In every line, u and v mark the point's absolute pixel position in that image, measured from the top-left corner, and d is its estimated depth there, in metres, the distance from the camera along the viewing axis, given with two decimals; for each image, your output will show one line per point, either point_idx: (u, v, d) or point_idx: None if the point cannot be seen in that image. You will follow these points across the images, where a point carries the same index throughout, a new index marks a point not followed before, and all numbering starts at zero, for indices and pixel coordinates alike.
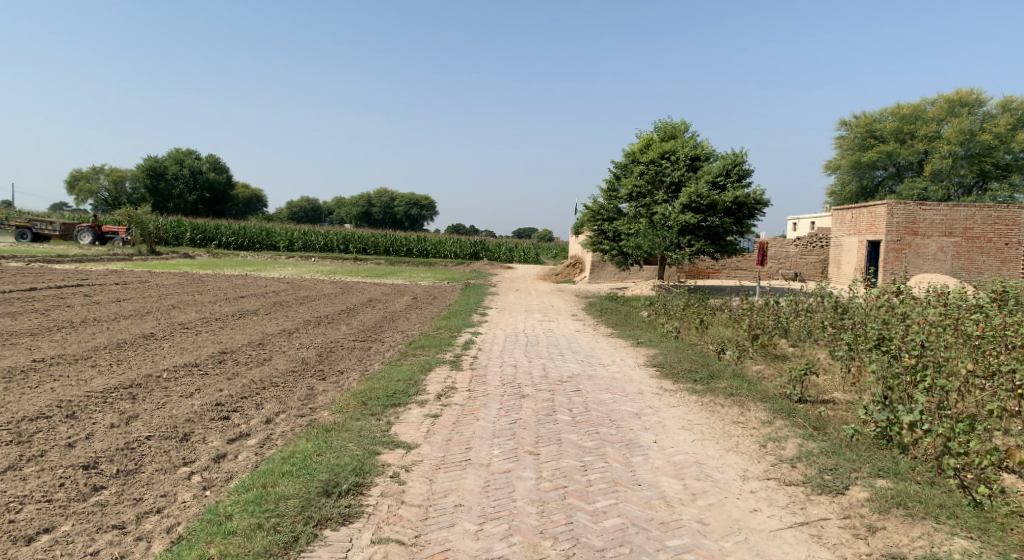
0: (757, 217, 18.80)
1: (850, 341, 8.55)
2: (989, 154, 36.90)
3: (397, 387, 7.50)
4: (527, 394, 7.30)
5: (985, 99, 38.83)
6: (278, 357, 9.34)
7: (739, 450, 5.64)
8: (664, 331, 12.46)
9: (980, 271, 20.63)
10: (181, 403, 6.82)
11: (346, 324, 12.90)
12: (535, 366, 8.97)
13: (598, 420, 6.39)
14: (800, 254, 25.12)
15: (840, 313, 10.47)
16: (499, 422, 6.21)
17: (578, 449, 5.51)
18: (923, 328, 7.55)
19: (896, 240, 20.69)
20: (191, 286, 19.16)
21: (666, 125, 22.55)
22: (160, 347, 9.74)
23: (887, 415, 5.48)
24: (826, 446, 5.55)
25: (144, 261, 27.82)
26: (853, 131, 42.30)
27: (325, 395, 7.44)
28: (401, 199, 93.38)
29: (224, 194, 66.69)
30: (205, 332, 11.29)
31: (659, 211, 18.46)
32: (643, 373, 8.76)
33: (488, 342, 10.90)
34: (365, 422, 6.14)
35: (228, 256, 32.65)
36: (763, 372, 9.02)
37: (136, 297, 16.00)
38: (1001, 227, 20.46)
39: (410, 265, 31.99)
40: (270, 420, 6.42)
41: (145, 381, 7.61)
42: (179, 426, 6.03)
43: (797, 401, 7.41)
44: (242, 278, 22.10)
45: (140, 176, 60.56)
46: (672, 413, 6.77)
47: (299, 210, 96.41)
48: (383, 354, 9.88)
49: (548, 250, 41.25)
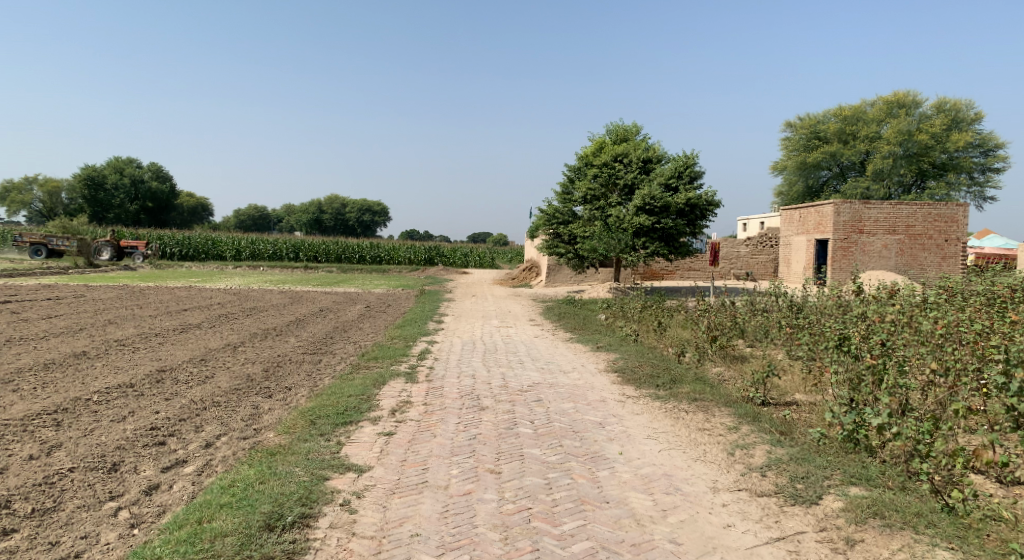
0: (709, 218, 18.90)
1: (809, 341, 8.49)
2: (926, 153, 38.11)
3: (349, 403, 7.10)
4: (486, 406, 6.99)
5: (920, 101, 40.07)
6: (221, 374, 8.82)
7: (707, 459, 5.44)
8: (623, 335, 12.28)
9: (922, 267, 21.13)
10: (112, 428, 6.31)
11: (295, 336, 12.38)
12: (494, 376, 8.65)
13: (561, 432, 6.13)
14: (751, 254, 25.40)
15: (796, 312, 10.45)
16: (458, 438, 5.88)
17: (542, 465, 5.23)
18: (881, 325, 7.51)
19: (843, 238, 21.07)
20: (129, 299, 18.27)
21: (618, 129, 22.60)
22: (92, 367, 9.11)
23: (854, 418, 5.34)
24: (795, 453, 5.38)
25: (80, 274, 26.52)
26: (798, 133, 43.31)
27: (271, 414, 7.00)
28: (353, 205, 92.11)
29: (168, 203, 64.63)
30: (143, 349, 10.64)
31: (613, 214, 18.37)
32: (605, 380, 8.53)
33: (445, 351, 10.56)
34: (313, 444, 5.73)
35: (173, 268, 31.42)
36: (724, 374, 8.89)
37: (70, 313, 15.12)
38: (941, 224, 21.02)
39: (363, 273, 31.32)
40: (210, 444, 5.97)
41: (73, 405, 7.05)
42: (107, 455, 5.54)
43: (761, 404, 7.28)
44: (186, 291, 21.20)
45: (77, 186, 58.18)
46: (636, 421, 6.55)
47: (246, 219, 94.20)
48: (335, 367, 9.44)
49: (503, 254, 40.91)
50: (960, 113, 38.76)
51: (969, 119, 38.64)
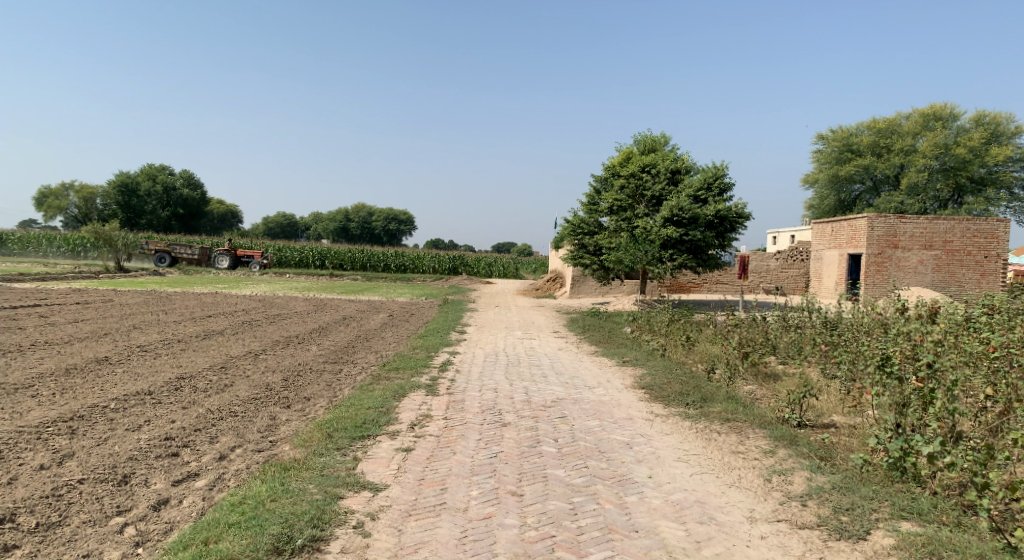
0: (739, 231, 18.50)
1: (847, 359, 8.12)
2: (964, 168, 37.17)
3: (367, 415, 6.88)
4: (508, 422, 6.73)
5: (958, 114, 39.20)
6: (241, 383, 8.67)
7: (742, 486, 5.12)
8: (649, 349, 11.93)
9: (961, 285, 20.46)
10: (126, 437, 6.16)
11: (317, 344, 12.25)
12: (517, 390, 8.38)
13: (586, 451, 5.85)
14: (781, 268, 24.71)
15: (830, 329, 10.04)
16: (478, 456, 5.63)
17: (566, 488, 4.95)
18: (924, 341, 7.14)
19: (877, 253, 20.51)
20: (156, 304, 18.34)
21: (646, 139, 22.33)
22: (112, 373, 9.01)
23: (902, 445, 4.99)
24: (837, 481, 5.04)
25: (110, 279, 26.82)
26: (830, 146, 42.58)
27: (288, 425, 6.82)
28: (379, 214, 92.72)
29: (199, 210, 65.64)
30: (165, 355, 10.56)
31: (640, 226, 18.04)
32: (632, 397, 8.21)
33: (467, 362, 10.32)
34: (328, 459, 5.52)
35: (201, 273, 31.68)
36: (756, 393, 8.53)
37: (96, 318, 15.19)
38: (980, 240, 20.33)
39: (388, 281, 31.23)
40: (224, 456, 5.79)
41: (89, 412, 6.94)
42: (118, 466, 5.39)
43: (797, 426, 6.92)
44: (212, 296, 21.27)
45: (111, 193, 59.23)
46: (666, 442, 6.24)
47: (275, 226, 95.34)
48: (355, 377, 9.24)
49: (527, 265, 40.60)
50: (1000, 126, 37.80)
51: (1009, 133, 37.68)
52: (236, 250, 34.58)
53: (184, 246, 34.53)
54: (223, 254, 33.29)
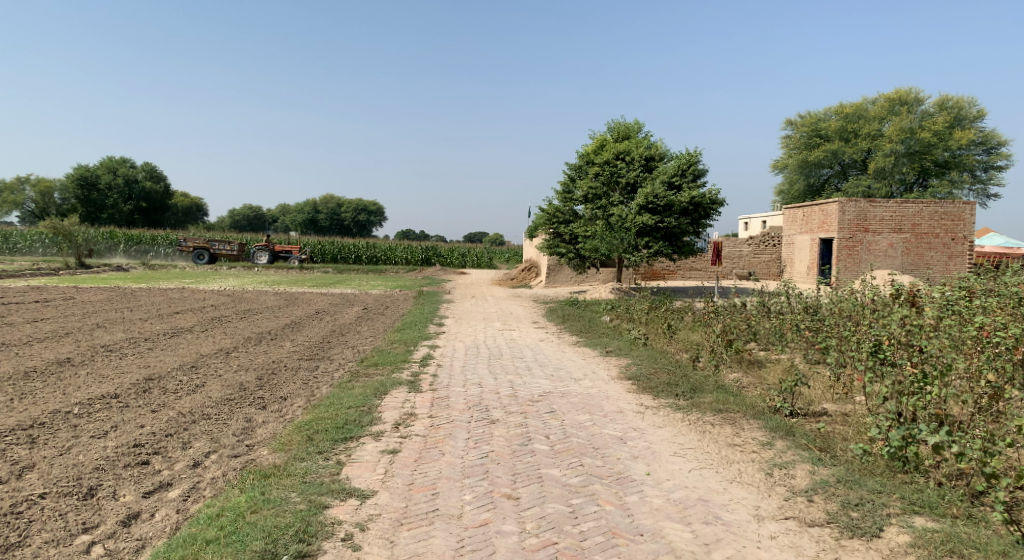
0: (713, 217, 18.44)
1: (833, 345, 8.00)
2: (928, 151, 37.70)
3: (348, 415, 6.59)
4: (496, 419, 6.50)
5: (922, 98, 39.73)
6: (214, 383, 8.30)
7: (744, 481, 4.96)
8: (631, 338, 11.72)
9: (929, 267, 20.68)
10: (91, 445, 5.79)
11: (291, 340, 11.86)
12: (501, 384, 8.13)
13: (580, 448, 5.63)
14: (754, 253, 24.66)
15: (811, 314, 9.95)
16: (469, 457, 5.39)
17: (563, 489, 4.74)
18: (910, 323, 7.03)
19: (848, 237, 20.65)
20: (121, 301, 17.74)
21: (619, 126, 22.18)
22: (75, 376, 8.57)
23: (904, 434, 4.86)
24: (841, 473, 4.91)
25: (71, 276, 25.96)
26: (799, 131, 42.98)
27: (265, 428, 6.50)
28: (348, 205, 91.65)
29: (163, 204, 64.14)
30: (131, 355, 10.11)
31: (615, 213, 17.85)
32: (620, 389, 8.02)
33: (448, 356, 10.04)
34: (310, 465, 5.23)
35: (166, 268, 30.83)
36: (743, 381, 8.40)
37: (57, 317, 14.59)
38: (948, 222, 20.54)
39: (360, 273, 30.73)
40: (198, 463, 5.47)
41: (51, 418, 6.54)
42: (84, 478, 5.03)
43: (789, 415, 6.75)
44: (179, 292, 20.62)
45: (69, 186, 57.67)
46: (660, 436, 6.06)
47: (241, 219, 93.74)
48: (333, 374, 8.91)
49: (501, 254, 40.26)
50: (962, 110, 38.44)
51: (971, 116, 38.31)
52: (273, 245, 33.89)
53: (222, 242, 33.91)
54: (262, 249, 32.48)
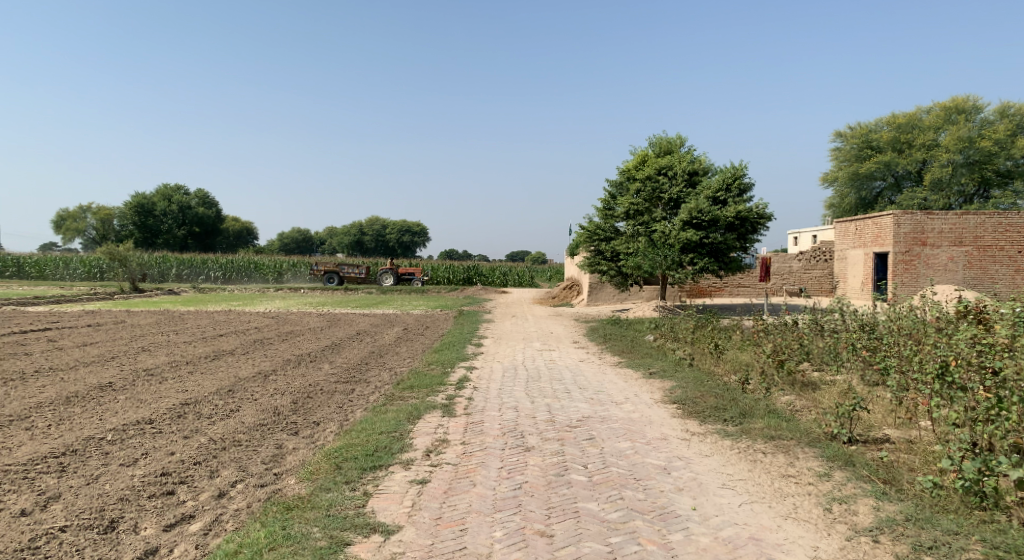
0: (760, 232, 17.82)
1: (894, 367, 7.45)
2: (989, 161, 36.21)
3: (379, 442, 6.37)
4: (532, 446, 6.20)
5: (981, 106, 38.30)
6: (248, 407, 8.18)
7: (800, 517, 4.56)
8: (675, 358, 11.28)
9: (994, 281, 19.64)
10: (119, 474, 5.68)
11: (329, 362, 11.76)
12: (539, 408, 7.81)
13: (621, 480, 5.28)
14: (804, 269, 23.76)
15: (868, 332, 9.38)
16: (501, 488, 5.09)
17: (601, 525, 4.43)
18: (980, 343, 6.47)
19: (905, 251, 19.77)
20: (168, 324, 18.01)
21: (661, 141, 21.82)
22: (114, 401, 8.56)
23: (981, 467, 4.41)
24: (911, 509, 4.47)
25: (125, 300, 26.65)
26: (849, 143, 41.69)
27: (295, 455, 6.31)
28: (394, 226, 92.56)
29: (215, 229, 65.87)
30: (171, 379, 10.10)
31: (658, 229, 17.43)
32: (664, 413, 7.64)
33: (485, 378, 9.77)
34: (336, 496, 5.01)
35: (215, 291, 31.45)
36: (796, 405, 7.91)
37: (106, 340, 14.85)
38: (1013, 234, 19.50)
39: (404, 294, 30.79)
40: (223, 494, 5.30)
41: (83, 445, 6.47)
42: (107, 509, 4.91)
43: (848, 442, 6.23)
44: (225, 314, 20.88)
45: (127, 214, 59.91)
46: (707, 465, 5.67)
47: (290, 242, 95.75)
48: (368, 398, 8.72)
49: (542, 272, 40.00)
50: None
51: None
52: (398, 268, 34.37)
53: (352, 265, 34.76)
54: (386, 271, 32.94)
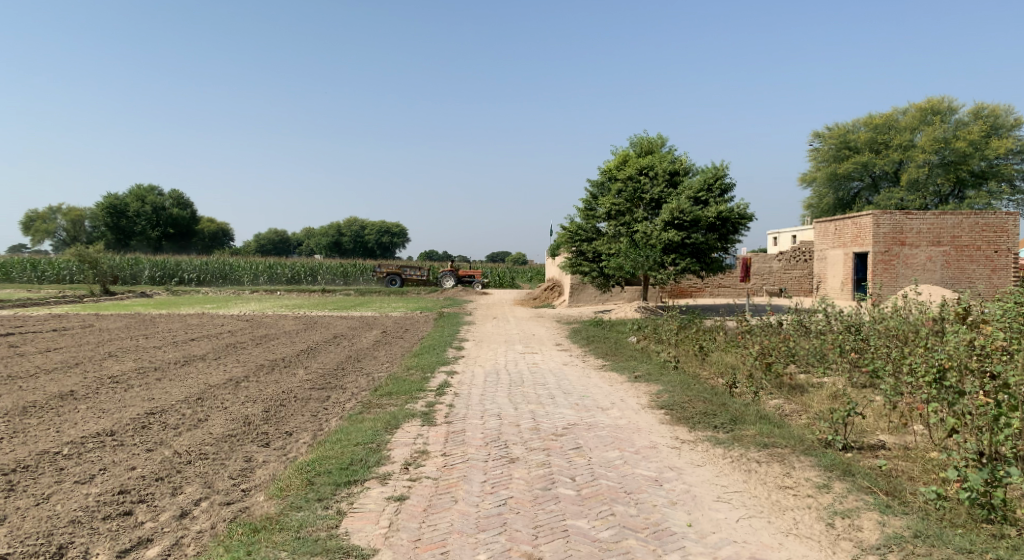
0: (742, 232, 17.67)
1: (884, 369, 7.24)
2: (964, 162, 36.54)
3: (355, 454, 6.01)
4: (517, 457, 5.90)
5: (955, 107, 38.61)
6: (217, 417, 7.77)
7: (802, 534, 4.32)
8: (660, 360, 11.04)
9: (971, 280, 19.65)
10: (72, 493, 5.28)
11: (304, 368, 11.33)
12: (523, 415, 7.50)
13: (610, 493, 4.99)
14: (784, 269, 23.70)
15: (855, 332, 9.18)
16: (485, 505, 4.78)
17: (592, 546, 4.16)
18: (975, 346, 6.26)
19: (884, 251, 19.79)
20: (138, 328, 17.43)
21: (642, 142, 21.65)
22: (75, 411, 8.10)
23: (989, 477, 4.19)
24: (917, 525, 4.26)
25: (96, 303, 25.88)
26: (827, 143, 41.87)
27: (264, 469, 5.94)
28: (372, 226, 91.74)
29: (189, 229, 64.71)
30: (138, 387, 9.64)
31: (640, 230, 17.20)
32: (652, 420, 7.37)
33: (466, 383, 9.46)
34: (307, 515, 4.67)
35: (189, 294, 30.71)
36: (785, 409, 7.68)
37: (71, 345, 14.26)
38: (989, 234, 19.53)
39: (382, 295, 30.30)
40: (186, 513, 4.93)
41: (36, 461, 6.06)
42: (55, 533, 4.54)
43: (843, 449, 5.98)
44: (197, 318, 20.29)
45: (100, 214, 58.60)
46: (700, 476, 5.40)
47: (267, 244, 94.59)
48: (344, 406, 8.33)
49: (523, 273, 39.68)
50: (998, 119, 37.36)
51: (1008, 125, 37.21)
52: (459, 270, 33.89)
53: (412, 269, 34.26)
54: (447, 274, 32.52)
